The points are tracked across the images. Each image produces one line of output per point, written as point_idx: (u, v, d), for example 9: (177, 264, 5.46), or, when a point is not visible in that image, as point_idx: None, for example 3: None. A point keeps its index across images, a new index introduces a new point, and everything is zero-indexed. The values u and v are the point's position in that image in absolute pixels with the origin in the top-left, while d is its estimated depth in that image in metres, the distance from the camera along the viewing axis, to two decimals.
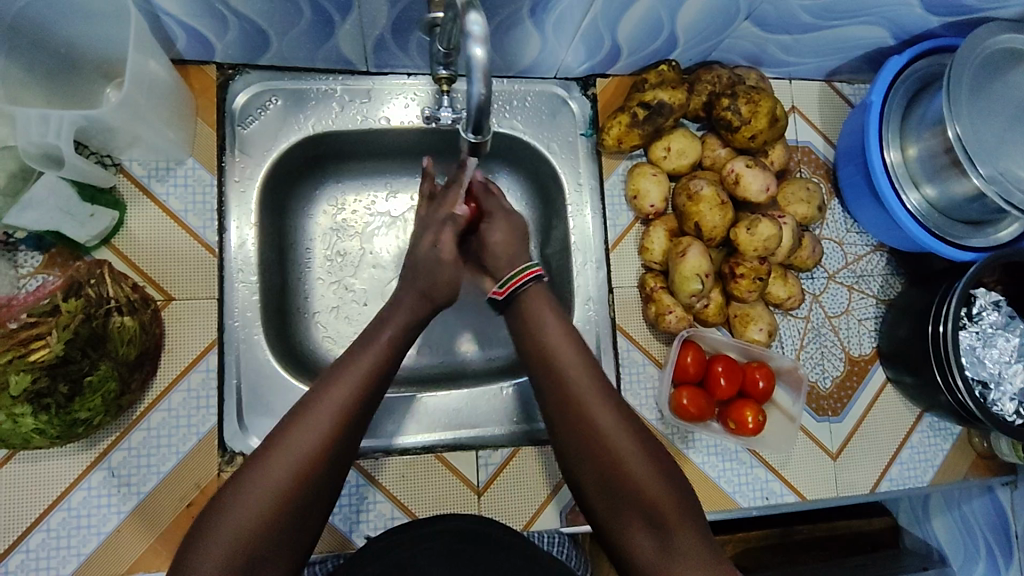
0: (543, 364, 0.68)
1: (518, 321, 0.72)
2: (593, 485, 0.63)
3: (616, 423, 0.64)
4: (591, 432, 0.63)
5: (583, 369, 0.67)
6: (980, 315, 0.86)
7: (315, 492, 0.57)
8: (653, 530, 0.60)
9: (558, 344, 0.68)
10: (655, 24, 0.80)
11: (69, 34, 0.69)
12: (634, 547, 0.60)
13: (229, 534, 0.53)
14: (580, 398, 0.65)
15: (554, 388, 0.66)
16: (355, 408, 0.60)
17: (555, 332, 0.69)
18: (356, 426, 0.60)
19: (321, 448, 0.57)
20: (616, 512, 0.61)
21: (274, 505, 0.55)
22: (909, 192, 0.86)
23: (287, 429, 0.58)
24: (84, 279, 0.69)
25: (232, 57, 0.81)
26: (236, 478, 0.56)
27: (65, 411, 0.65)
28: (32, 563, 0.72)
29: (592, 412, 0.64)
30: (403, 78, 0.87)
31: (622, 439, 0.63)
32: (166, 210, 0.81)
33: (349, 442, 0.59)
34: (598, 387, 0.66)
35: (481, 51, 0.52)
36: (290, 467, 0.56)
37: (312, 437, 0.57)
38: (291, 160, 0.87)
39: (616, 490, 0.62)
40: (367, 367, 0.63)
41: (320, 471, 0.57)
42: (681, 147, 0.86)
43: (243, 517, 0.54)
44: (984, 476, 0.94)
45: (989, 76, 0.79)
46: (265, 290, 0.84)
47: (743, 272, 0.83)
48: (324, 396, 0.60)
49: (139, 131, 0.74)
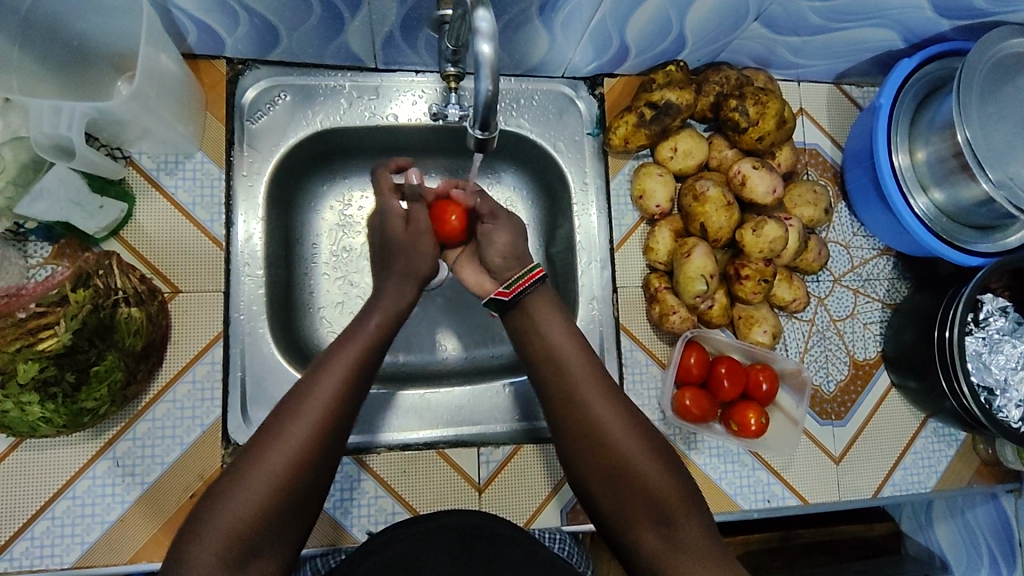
0: (548, 366, 0.67)
1: (522, 322, 0.71)
2: (600, 484, 0.63)
3: (622, 423, 0.64)
4: (598, 431, 0.63)
5: (588, 370, 0.67)
6: (986, 320, 0.86)
7: (311, 482, 0.57)
8: (661, 529, 0.60)
9: (564, 345, 0.68)
10: (664, 25, 0.80)
11: (82, 27, 0.70)
12: (641, 545, 0.60)
13: (227, 523, 0.54)
14: (589, 397, 0.65)
15: (559, 388, 0.66)
16: (346, 398, 0.61)
17: (559, 334, 0.69)
18: (348, 417, 0.61)
19: (315, 439, 0.58)
20: (623, 512, 0.62)
21: (272, 495, 0.55)
22: (918, 196, 0.86)
23: (282, 420, 0.58)
24: (92, 270, 0.69)
25: (242, 51, 0.82)
26: (235, 470, 0.56)
27: (71, 401, 0.66)
28: (37, 550, 0.73)
29: (599, 412, 0.64)
30: (412, 75, 0.88)
31: (628, 438, 0.63)
32: (174, 203, 0.82)
33: (341, 434, 0.60)
34: (601, 387, 0.65)
35: (489, 47, 0.52)
36: (288, 458, 0.56)
37: (308, 428, 0.58)
38: (299, 155, 0.87)
39: (623, 489, 0.62)
40: (355, 358, 0.63)
41: (314, 461, 0.58)
42: (688, 147, 0.86)
43: (242, 507, 0.54)
44: (989, 483, 0.94)
45: (1001, 81, 0.78)
46: (271, 284, 0.84)
47: (749, 273, 0.83)
48: (316, 387, 0.60)
49: (150, 125, 0.75)
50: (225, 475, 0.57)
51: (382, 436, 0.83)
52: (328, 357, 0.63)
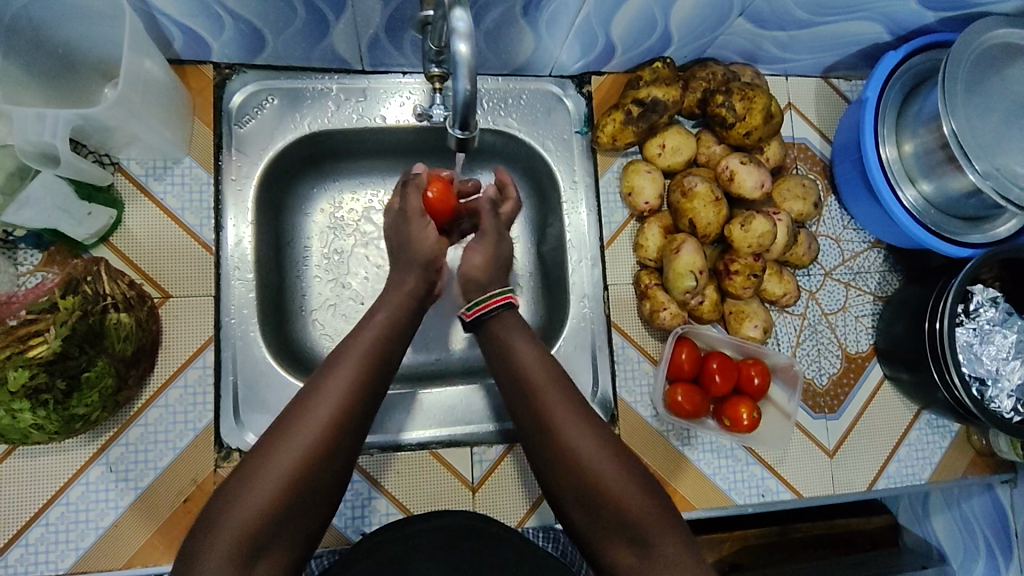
0: (519, 389, 0.67)
1: (494, 344, 0.71)
2: (574, 505, 0.63)
3: (595, 447, 0.63)
4: (568, 452, 0.63)
5: (556, 388, 0.66)
6: (977, 311, 0.86)
7: (322, 479, 0.58)
8: (636, 548, 0.60)
9: (532, 365, 0.67)
10: (648, 22, 0.80)
11: (67, 35, 0.71)
12: (618, 563, 0.61)
13: (234, 524, 0.54)
14: (559, 421, 0.64)
15: (530, 411, 0.66)
16: (358, 392, 0.61)
17: (527, 355, 0.68)
18: (362, 410, 0.61)
19: (297, 471, 0.57)
20: (597, 532, 0.62)
21: (282, 495, 0.56)
22: (906, 188, 0.86)
23: (293, 418, 0.59)
24: (81, 276, 0.70)
25: (229, 56, 0.82)
26: (214, 503, 0.56)
27: (62, 407, 0.66)
28: (31, 557, 0.73)
29: (568, 433, 0.63)
30: (399, 77, 0.88)
31: (601, 460, 0.62)
32: (163, 208, 0.82)
33: (332, 461, 0.59)
34: (573, 409, 0.65)
35: (466, 47, 0.52)
36: (265, 493, 0.55)
37: (289, 459, 0.57)
38: (288, 159, 0.87)
39: (596, 511, 0.62)
40: (347, 378, 0.61)
41: (298, 492, 0.57)
42: (675, 144, 0.87)
43: (248, 509, 0.55)
44: (983, 474, 0.94)
45: (985, 72, 0.78)
46: (262, 287, 0.84)
47: (738, 268, 0.83)
48: (327, 384, 0.61)
49: (136, 131, 0.75)
50: (206, 506, 0.57)
51: (400, 436, 0.83)
52: (337, 354, 0.64)
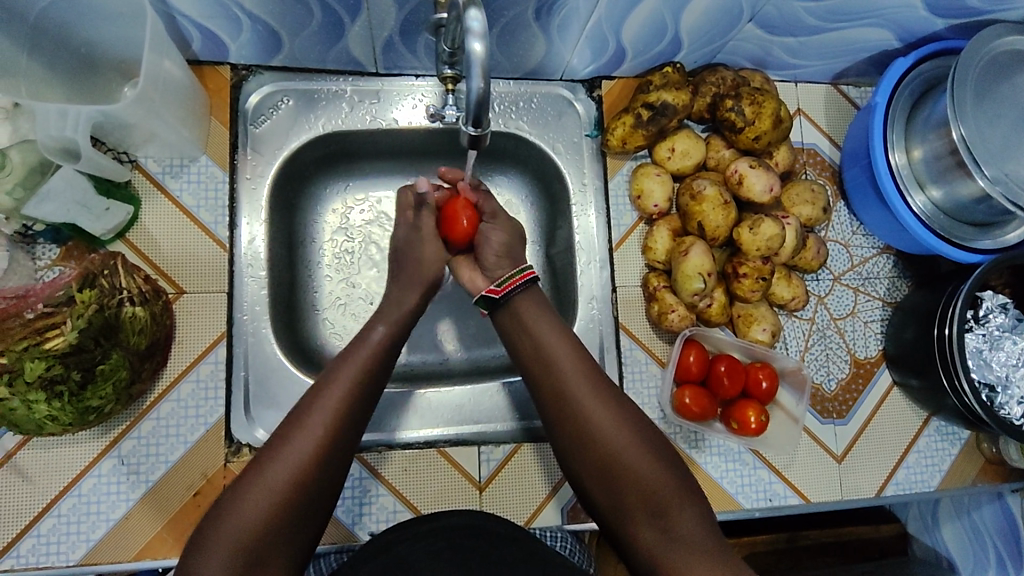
0: (544, 369, 0.67)
1: (512, 323, 0.72)
2: (599, 486, 0.63)
3: (619, 426, 0.63)
4: (592, 433, 0.63)
5: (580, 367, 0.67)
6: (986, 317, 0.86)
7: (325, 474, 0.59)
8: (657, 522, 0.60)
9: (557, 347, 0.68)
10: (659, 27, 0.81)
11: (88, 35, 0.72)
12: (637, 539, 0.60)
13: (238, 511, 0.55)
14: (582, 402, 0.64)
15: (553, 392, 0.66)
16: (357, 394, 0.63)
17: (548, 335, 0.69)
18: (361, 410, 0.63)
19: (309, 458, 0.58)
20: (620, 510, 0.62)
21: (286, 484, 0.57)
22: (915, 194, 0.86)
23: (302, 412, 0.61)
24: (97, 271, 0.71)
25: (246, 57, 0.84)
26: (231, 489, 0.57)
27: (77, 399, 0.67)
28: (43, 547, 0.74)
29: (592, 413, 0.64)
30: (412, 79, 0.89)
31: (621, 439, 0.63)
32: (178, 206, 0.83)
33: (341, 451, 0.60)
34: (594, 389, 0.65)
35: (480, 46, 0.53)
36: (277, 474, 0.57)
37: (302, 447, 0.58)
38: (302, 159, 0.89)
39: (618, 489, 0.62)
40: (352, 380, 0.64)
41: (311, 475, 0.58)
42: (685, 147, 0.87)
43: (260, 490, 0.56)
44: (993, 482, 0.93)
45: (996, 78, 0.79)
46: (274, 284, 0.85)
47: (747, 271, 0.84)
48: (331, 385, 0.63)
49: (155, 129, 0.76)
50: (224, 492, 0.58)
51: (387, 435, 0.84)
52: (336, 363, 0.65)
